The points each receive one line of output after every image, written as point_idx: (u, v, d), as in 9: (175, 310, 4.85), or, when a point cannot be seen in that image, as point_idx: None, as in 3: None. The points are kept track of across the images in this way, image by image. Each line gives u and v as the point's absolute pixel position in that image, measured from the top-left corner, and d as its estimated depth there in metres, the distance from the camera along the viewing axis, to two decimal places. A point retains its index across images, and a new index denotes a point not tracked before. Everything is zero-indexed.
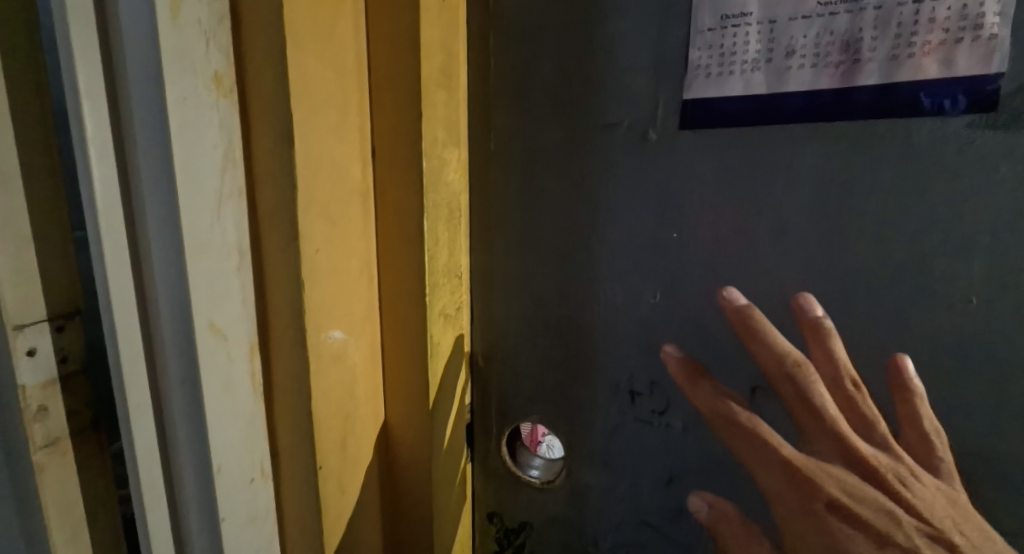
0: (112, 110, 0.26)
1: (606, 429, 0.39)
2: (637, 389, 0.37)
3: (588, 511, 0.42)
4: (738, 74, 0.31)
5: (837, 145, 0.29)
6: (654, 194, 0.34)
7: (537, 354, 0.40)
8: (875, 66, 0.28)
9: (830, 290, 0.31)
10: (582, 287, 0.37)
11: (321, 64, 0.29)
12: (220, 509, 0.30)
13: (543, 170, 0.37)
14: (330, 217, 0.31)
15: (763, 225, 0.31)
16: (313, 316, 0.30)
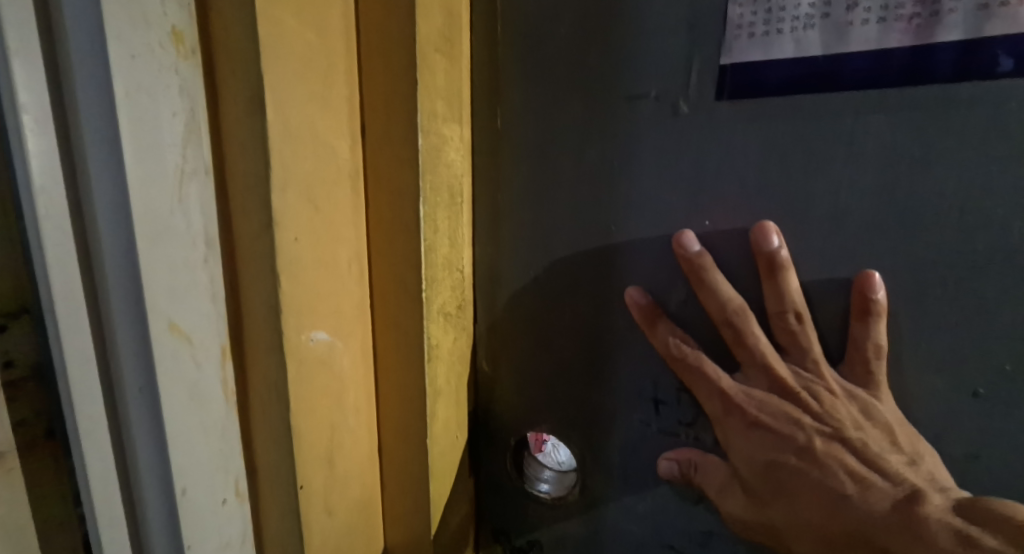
0: (51, 69, 0.22)
1: (624, 442, 0.35)
2: (662, 398, 0.33)
3: (603, 533, 0.37)
4: (788, 33, 0.26)
5: (906, 116, 0.25)
6: (685, 177, 0.29)
7: (548, 357, 0.36)
8: (959, 18, 0.23)
9: (892, 286, 0.27)
10: (600, 283, 0.33)
11: (300, 20, 0.24)
12: (185, 537, 0.26)
13: (557, 149, 0.33)
14: (312, 201, 0.26)
15: (813, 212, 0.27)
16: (292, 316, 0.26)
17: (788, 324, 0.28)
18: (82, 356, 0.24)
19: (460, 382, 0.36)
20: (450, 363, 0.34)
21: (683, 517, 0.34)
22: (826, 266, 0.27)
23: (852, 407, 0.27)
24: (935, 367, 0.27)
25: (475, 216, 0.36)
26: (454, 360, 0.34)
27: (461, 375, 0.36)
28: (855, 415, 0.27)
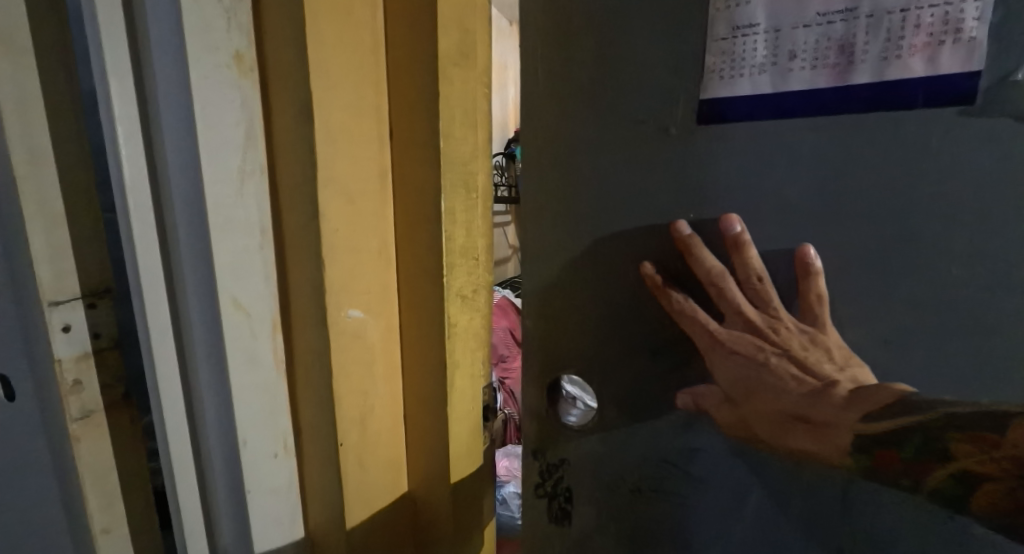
0: (137, 88, 0.27)
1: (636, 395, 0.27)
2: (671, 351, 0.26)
3: (622, 461, 0.29)
4: (745, 76, 0.22)
5: None
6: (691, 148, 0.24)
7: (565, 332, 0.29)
8: (868, 66, 0.20)
9: None
10: None
11: (340, 45, 0.29)
12: (246, 479, 0.31)
13: None
14: (350, 196, 0.31)
15: None
16: (333, 293, 0.31)
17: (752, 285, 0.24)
18: (159, 323, 0.30)
19: (478, 358, 0.40)
20: (470, 337, 0.38)
21: None
22: None
23: (805, 340, 0.23)
24: None
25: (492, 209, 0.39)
26: (469, 337, 0.38)
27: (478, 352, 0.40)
28: (801, 340, 0.23)
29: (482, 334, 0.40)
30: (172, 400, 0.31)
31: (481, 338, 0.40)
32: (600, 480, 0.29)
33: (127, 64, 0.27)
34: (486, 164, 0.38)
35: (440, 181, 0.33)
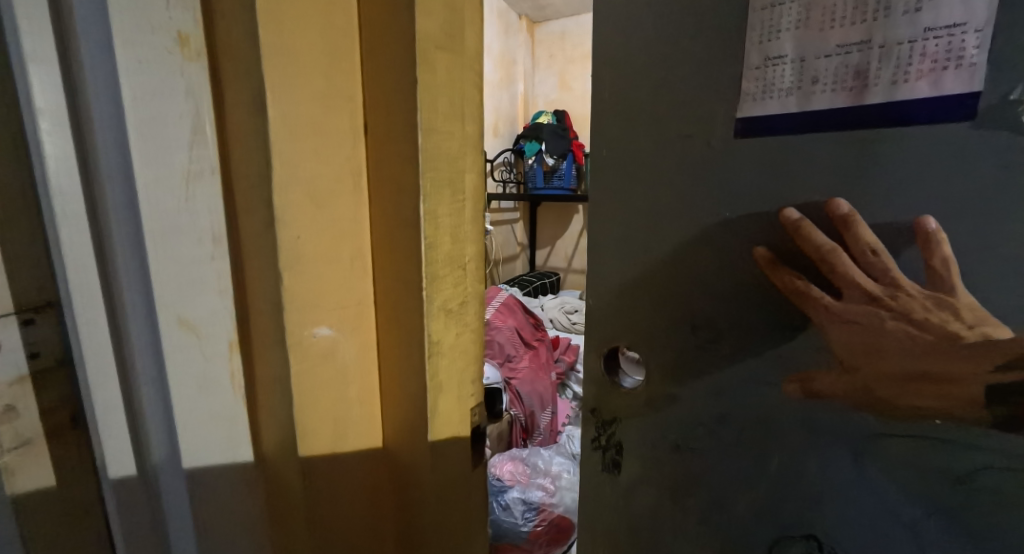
0: (62, 63, 0.20)
1: (682, 367, 0.33)
2: (714, 329, 0.32)
3: (667, 422, 0.35)
4: (776, 99, 0.27)
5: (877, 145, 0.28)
6: (744, 169, 0.29)
7: (628, 320, 0.35)
8: (877, 91, 0.25)
9: None
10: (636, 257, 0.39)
11: (303, 27, 0.25)
12: (197, 516, 0.28)
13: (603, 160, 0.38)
14: (316, 200, 0.27)
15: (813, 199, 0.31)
16: (295, 312, 0.27)
17: (866, 255, 0.26)
18: (103, 373, 0.23)
19: (466, 373, 0.36)
20: (457, 354, 0.34)
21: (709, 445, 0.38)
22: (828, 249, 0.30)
23: (926, 302, 0.25)
24: None
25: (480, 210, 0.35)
26: (456, 355, 0.34)
27: (464, 370, 0.36)
28: (928, 305, 0.25)
29: (470, 347, 0.36)
30: (119, 468, 0.24)
31: (469, 353, 0.36)
32: (647, 435, 0.36)
33: (46, 31, 0.19)
34: (476, 161, 0.34)
35: (420, 181, 0.28)
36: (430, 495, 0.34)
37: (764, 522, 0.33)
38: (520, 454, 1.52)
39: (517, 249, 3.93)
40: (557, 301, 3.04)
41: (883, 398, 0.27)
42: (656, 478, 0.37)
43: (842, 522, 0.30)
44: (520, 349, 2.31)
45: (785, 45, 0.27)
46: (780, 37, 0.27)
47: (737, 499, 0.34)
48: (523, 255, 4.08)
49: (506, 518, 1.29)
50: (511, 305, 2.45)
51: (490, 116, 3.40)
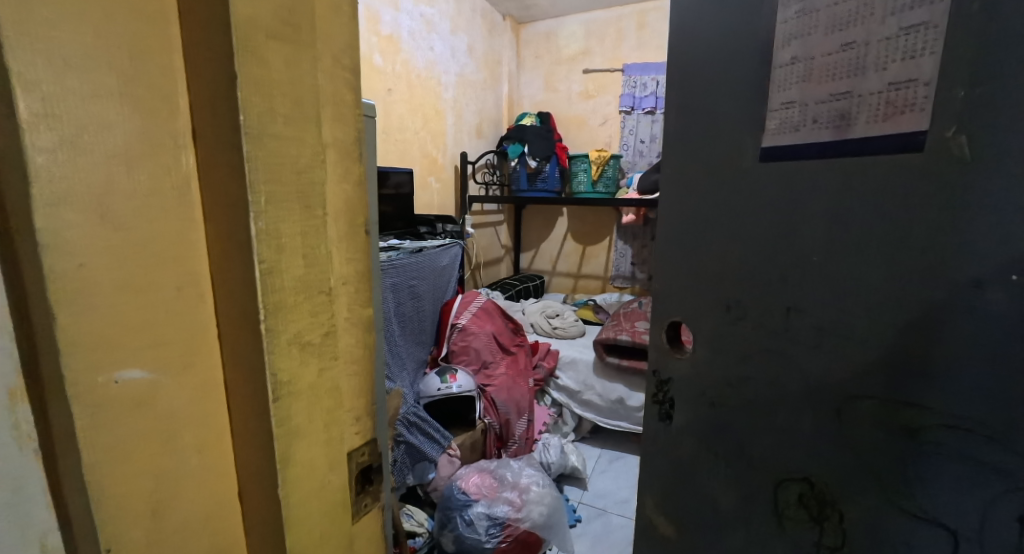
0: None
1: (718, 342, 0.54)
2: (741, 312, 0.51)
3: (705, 382, 0.56)
4: (789, 134, 0.45)
5: (860, 169, 0.41)
6: (772, 202, 0.47)
7: (693, 310, 0.56)
8: (858, 126, 0.41)
9: (843, 261, 0.43)
10: (688, 251, 0.55)
11: (97, 72, 0.25)
12: None
13: (678, 173, 0.55)
14: (120, 243, 0.27)
15: (802, 211, 0.45)
16: (91, 355, 0.26)
17: None
18: None
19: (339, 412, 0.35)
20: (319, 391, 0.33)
21: (716, 392, 0.55)
22: (806, 243, 0.45)
23: None
24: (881, 307, 0.41)
25: (344, 232, 0.34)
26: (318, 395, 0.33)
27: (331, 407, 0.34)
28: None
29: (341, 388, 0.35)
30: None
31: (341, 394, 0.35)
32: (692, 393, 0.58)
33: None
34: (351, 181, 0.34)
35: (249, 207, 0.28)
36: (281, 526, 0.32)
37: (774, 464, 0.51)
38: (488, 467, 1.59)
39: (500, 251, 3.91)
40: (536, 304, 3.03)
41: (893, 400, 0.41)
42: (696, 428, 0.58)
43: (817, 460, 0.47)
44: (496, 354, 2.29)
45: (794, 95, 0.44)
46: (790, 91, 0.45)
47: (729, 421, 0.54)
48: (506, 257, 4.04)
49: (470, 534, 1.36)
50: (488, 309, 2.42)
51: (473, 118, 3.39)
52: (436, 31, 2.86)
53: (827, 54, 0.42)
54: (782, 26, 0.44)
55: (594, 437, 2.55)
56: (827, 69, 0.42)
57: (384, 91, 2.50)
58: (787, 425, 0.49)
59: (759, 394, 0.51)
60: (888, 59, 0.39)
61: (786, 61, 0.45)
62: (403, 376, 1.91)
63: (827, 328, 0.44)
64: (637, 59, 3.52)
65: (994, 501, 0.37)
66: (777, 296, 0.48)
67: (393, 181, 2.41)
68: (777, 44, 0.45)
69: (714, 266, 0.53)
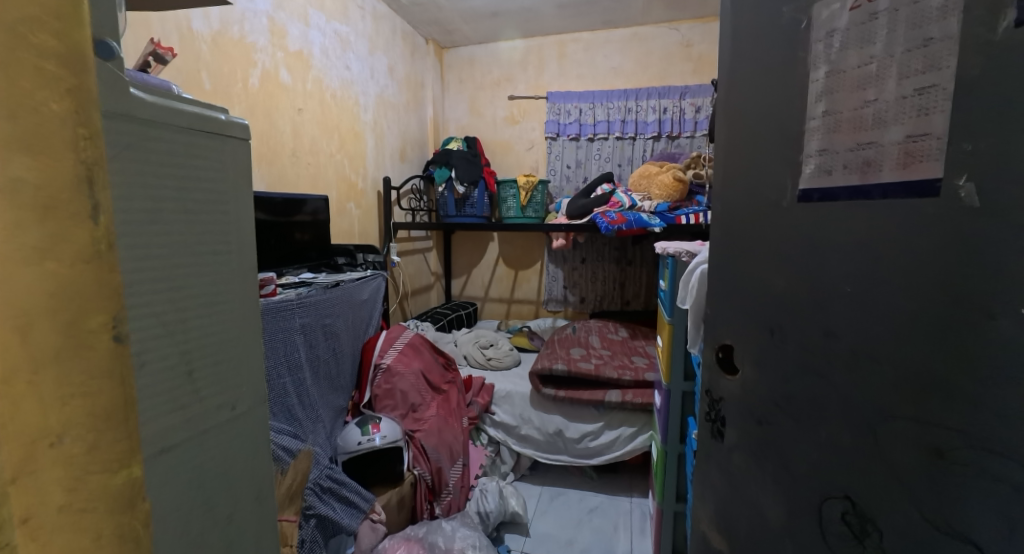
0: None
1: (764, 362, 0.65)
2: (783, 335, 0.63)
3: (751, 400, 0.67)
4: (828, 174, 0.57)
5: (880, 223, 0.52)
6: (799, 251, 0.60)
7: (740, 333, 0.68)
8: (884, 171, 0.52)
9: (870, 281, 0.54)
10: (735, 274, 0.68)
11: None
12: None
13: (729, 198, 0.68)
14: None
15: (830, 249, 0.57)
16: None
17: None
18: None
19: None
20: None
21: (757, 405, 0.66)
22: (836, 277, 0.57)
23: None
24: (907, 320, 0.51)
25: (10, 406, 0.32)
26: None
27: None
28: None
29: None
30: None
31: None
32: (741, 410, 0.68)
33: None
34: (64, 265, 0.34)
35: None
36: None
37: (819, 480, 0.60)
38: (416, 534, 1.55)
39: (429, 279, 3.75)
40: (469, 334, 2.92)
41: (926, 423, 0.50)
42: (747, 442, 0.68)
43: (859, 473, 0.56)
44: (425, 395, 2.12)
45: (823, 144, 0.57)
46: (818, 143, 0.58)
47: (779, 438, 0.64)
48: (436, 285, 3.90)
49: None
50: (415, 344, 2.28)
51: (396, 141, 3.24)
52: (352, 49, 2.70)
53: (853, 109, 0.55)
54: (814, 83, 0.57)
55: (533, 474, 2.43)
56: (854, 122, 0.55)
57: (293, 110, 2.29)
58: (828, 438, 0.58)
59: (802, 405, 0.61)
60: (905, 115, 0.50)
61: (819, 115, 0.57)
62: (315, 432, 1.69)
63: (858, 350, 0.55)
64: (559, 87, 3.60)
65: (1019, 520, 0.45)
66: (815, 315, 0.59)
67: (310, 206, 2.22)
68: (811, 99, 0.58)
69: (759, 286, 0.65)
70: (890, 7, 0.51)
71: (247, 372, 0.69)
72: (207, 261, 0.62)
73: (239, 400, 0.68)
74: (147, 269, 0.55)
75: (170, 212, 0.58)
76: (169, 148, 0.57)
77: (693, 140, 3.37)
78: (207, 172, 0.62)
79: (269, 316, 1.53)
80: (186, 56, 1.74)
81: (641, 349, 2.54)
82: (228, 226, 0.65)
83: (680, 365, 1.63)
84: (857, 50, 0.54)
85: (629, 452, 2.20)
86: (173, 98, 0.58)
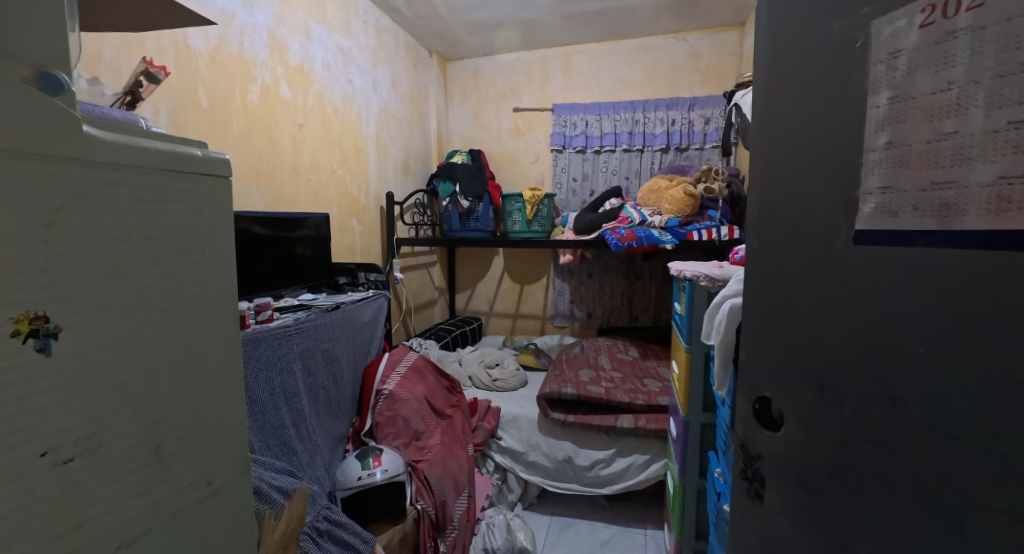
0: None
1: (813, 423, 0.53)
2: (838, 395, 0.51)
3: (798, 470, 0.55)
4: (893, 218, 0.46)
5: (963, 269, 0.42)
6: (855, 297, 0.49)
7: (782, 386, 0.56)
8: (967, 218, 0.42)
9: (950, 344, 0.43)
10: (773, 319, 0.57)
11: None
12: None
13: (768, 227, 0.56)
14: None
15: (898, 296, 0.46)
16: None
17: None
18: None
19: None
20: None
21: (809, 472, 0.53)
22: (909, 335, 0.45)
23: None
24: (1005, 399, 0.41)
25: None
26: None
27: None
28: None
29: None
30: None
31: None
32: (786, 474, 0.56)
33: None
34: None
35: None
36: None
37: None
38: None
39: (432, 293, 3.68)
40: (474, 352, 2.83)
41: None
42: (795, 510, 0.55)
43: None
44: (428, 421, 2.03)
45: (886, 181, 0.47)
46: (878, 178, 0.47)
47: (836, 512, 0.52)
48: (440, 299, 3.82)
49: None
50: (419, 367, 2.20)
51: (399, 154, 3.17)
52: (354, 62, 2.64)
53: (926, 142, 0.44)
54: (874, 111, 0.47)
55: (541, 502, 2.33)
56: (925, 158, 0.44)
57: (293, 126, 2.23)
58: (900, 523, 0.46)
59: (862, 481, 0.49)
60: (996, 153, 0.41)
61: (879, 146, 0.47)
62: (313, 465, 1.61)
63: (938, 427, 0.43)
64: (565, 98, 3.54)
65: None
66: (880, 375, 0.47)
67: (311, 222, 2.15)
68: (870, 129, 0.48)
69: (804, 333, 0.54)
70: (974, 23, 0.41)
71: (226, 439, 0.61)
72: (180, 318, 0.54)
73: (216, 475, 0.59)
74: (102, 338, 0.47)
75: (134, 266, 0.50)
76: (134, 193, 0.49)
77: (702, 152, 3.29)
78: (179, 216, 0.54)
79: (261, 343, 1.44)
80: (182, 73, 1.68)
81: (652, 370, 2.44)
82: (204, 277, 0.57)
83: (698, 395, 1.53)
84: (931, 73, 0.43)
85: (642, 481, 2.10)
86: (139, 134, 0.51)
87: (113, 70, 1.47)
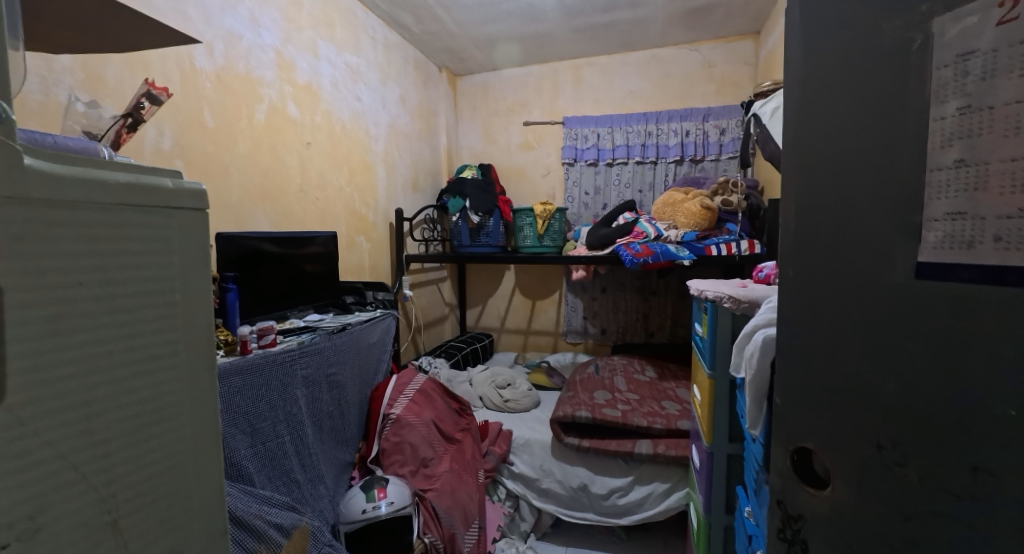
0: None
1: (869, 488, 0.48)
2: (899, 456, 0.46)
3: (852, 532, 0.49)
4: (968, 249, 0.41)
5: None
6: (923, 342, 0.44)
7: (831, 441, 0.50)
8: None
9: None
10: (819, 362, 0.50)
11: None
12: None
13: (814, 257, 0.49)
14: None
15: (975, 348, 0.41)
16: None
17: None
18: None
19: None
20: None
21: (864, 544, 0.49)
22: (990, 392, 0.41)
23: None
24: None
25: None
26: None
27: None
28: None
29: None
30: None
31: None
32: (836, 541, 0.50)
33: None
34: None
35: None
36: None
37: None
38: None
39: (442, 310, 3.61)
40: (485, 372, 2.75)
41: None
42: None
43: None
44: (437, 447, 1.96)
45: (962, 206, 0.42)
46: (951, 203, 0.42)
47: None
48: (450, 316, 3.75)
49: None
50: (426, 390, 2.12)
51: (408, 170, 3.14)
52: (362, 80, 2.62)
53: (1007, 159, 0.40)
54: (940, 124, 0.42)
55: (555, 532, 2.22)
56: (1009, 177, 0.39)
57: (301, 144, 2.21)
58: None
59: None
60: None
61: (949, 164, 0.42)
62: (316, 496, 1.54)
63: None
64: (575, 111, 3.49)
65: None
66: (954, 434, 0.43)
67: (319, 241, 2.11)
68: (936, 144, 0.43)
69: (858, 381, 0.48)
70: None
71: (198, 504, 0.54)
72: (144, 371, 0.48)
73: (185, 544, 0.53)
74: (49, 399, 0.41)
75: (87, 316, 0.44)
76: (88, 233, 0.44)
77: (718, 163, 3.21)
78: (142, 256, 0.48)
79: (261, 370, 1.37)
80: (187, 93, 1.66)
81: (670, 392, 2.34)
82: (176, 321, 0.51)
83: (723, 425, 1.43)
84: (1014, 79, 0.39)
85: (663, 512, 1.98)
86: (96, 166, 0.45)
87: (116, 91, 1.45)
